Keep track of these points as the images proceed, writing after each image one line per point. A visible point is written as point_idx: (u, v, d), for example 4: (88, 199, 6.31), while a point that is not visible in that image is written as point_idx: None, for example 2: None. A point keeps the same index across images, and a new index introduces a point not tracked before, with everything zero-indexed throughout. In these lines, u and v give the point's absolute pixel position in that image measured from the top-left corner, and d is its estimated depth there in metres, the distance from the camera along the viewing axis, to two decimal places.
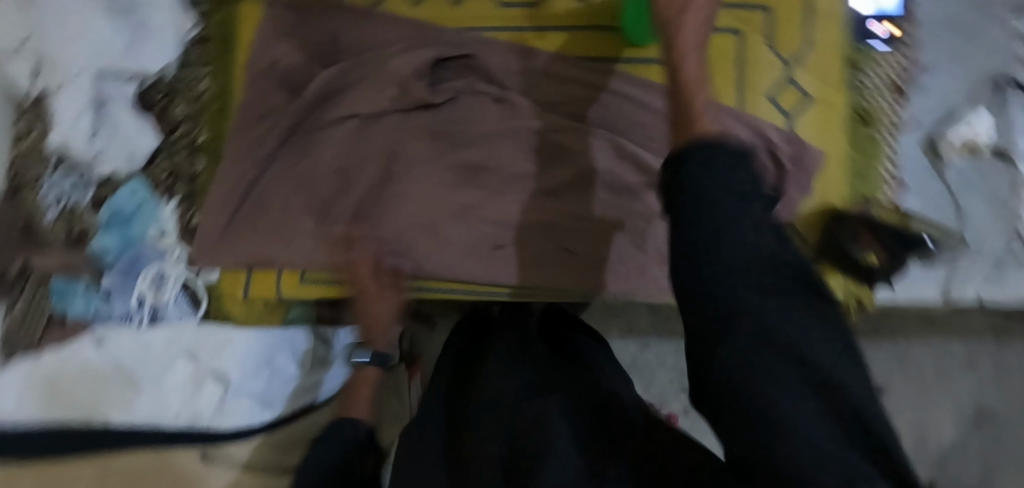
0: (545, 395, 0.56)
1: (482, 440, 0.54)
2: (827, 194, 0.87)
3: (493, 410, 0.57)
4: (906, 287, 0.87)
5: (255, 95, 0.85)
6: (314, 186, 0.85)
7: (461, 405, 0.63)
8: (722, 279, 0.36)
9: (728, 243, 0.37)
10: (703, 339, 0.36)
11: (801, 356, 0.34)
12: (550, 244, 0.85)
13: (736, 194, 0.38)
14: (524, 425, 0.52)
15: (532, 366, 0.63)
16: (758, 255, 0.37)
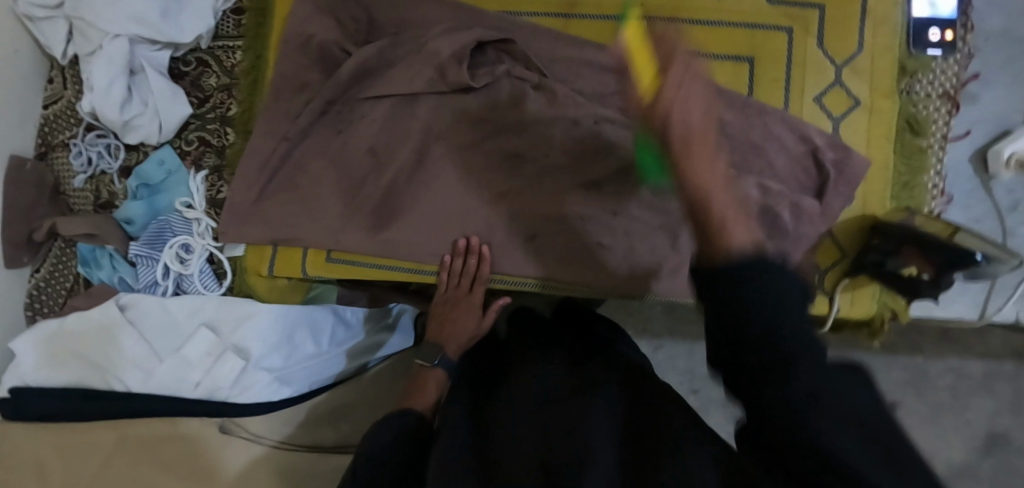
0: (565, 400, 0.54)
1: (516, 446, 0.50)
2: (868, 204, 0.76)
3: (528, 422, 0.52)
4: (949, 301, 0.77)
5: (292, 70, 0.83)
6: (347, 166, 0.82)
7: (487, 409, 0.58)
8: (742, 335, 0.38)
9: (751, 301, 0.37)
10: (741, 391, 0.39)
11: (848, 411, 0.35)
12: (580, 238, 0.78)
13: (783, 277, 0.38)
14: (559, 432, 0.50)
15: (558, 368, 0.61)
16: (771, 312, 0.37)
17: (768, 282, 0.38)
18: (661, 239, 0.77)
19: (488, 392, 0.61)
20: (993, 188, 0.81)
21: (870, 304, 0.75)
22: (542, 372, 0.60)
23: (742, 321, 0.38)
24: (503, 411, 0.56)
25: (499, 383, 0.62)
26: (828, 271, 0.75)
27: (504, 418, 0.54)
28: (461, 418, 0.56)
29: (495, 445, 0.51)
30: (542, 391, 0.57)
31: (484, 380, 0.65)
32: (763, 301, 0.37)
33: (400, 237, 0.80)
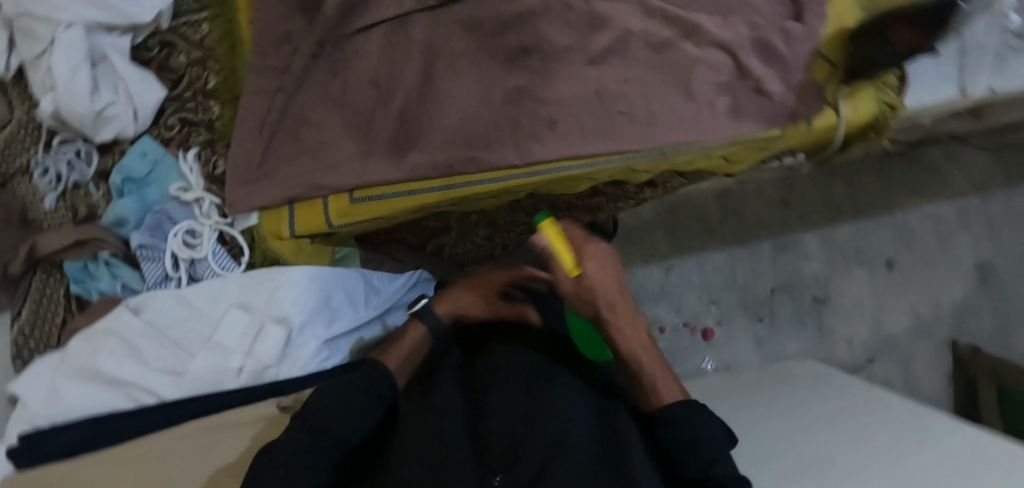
0: (546, 382, 0.73)
1: (499, 419, 0.68)
2: (841, 18, 0.81)
3: (511, 400, 0.71)
4: (922, 89, 0.83)
5: (273, 19, 0.81)
6: (349, 102, 0.80)
7: (475, 389, 0.76)
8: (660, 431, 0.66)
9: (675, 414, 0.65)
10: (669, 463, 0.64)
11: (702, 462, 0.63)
12: (603, 111, 0.79)
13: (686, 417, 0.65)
14: (536, 405, 0.68)
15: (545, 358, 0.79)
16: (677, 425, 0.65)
17: (699, 428, 0.64)
18: (676, 93, 0.80)
19: (471, 382, 0.77)
20: None
21: (869, 106, 0.82)
22: (520, 357, 0.78)
23: (661, 433, 0.66)
24: (488, 407, 0.71)
25: (479, 376, 0.78)
26: (824, 83, 0.82)
27: (491, 409, 0.71)
28: (453, 395, 0.73)
29: (483, 432, 0.68)
30: (522, 377, 0.74)
31: (475, 362, 0.81)
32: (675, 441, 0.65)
33: (423, 160, 0.78)
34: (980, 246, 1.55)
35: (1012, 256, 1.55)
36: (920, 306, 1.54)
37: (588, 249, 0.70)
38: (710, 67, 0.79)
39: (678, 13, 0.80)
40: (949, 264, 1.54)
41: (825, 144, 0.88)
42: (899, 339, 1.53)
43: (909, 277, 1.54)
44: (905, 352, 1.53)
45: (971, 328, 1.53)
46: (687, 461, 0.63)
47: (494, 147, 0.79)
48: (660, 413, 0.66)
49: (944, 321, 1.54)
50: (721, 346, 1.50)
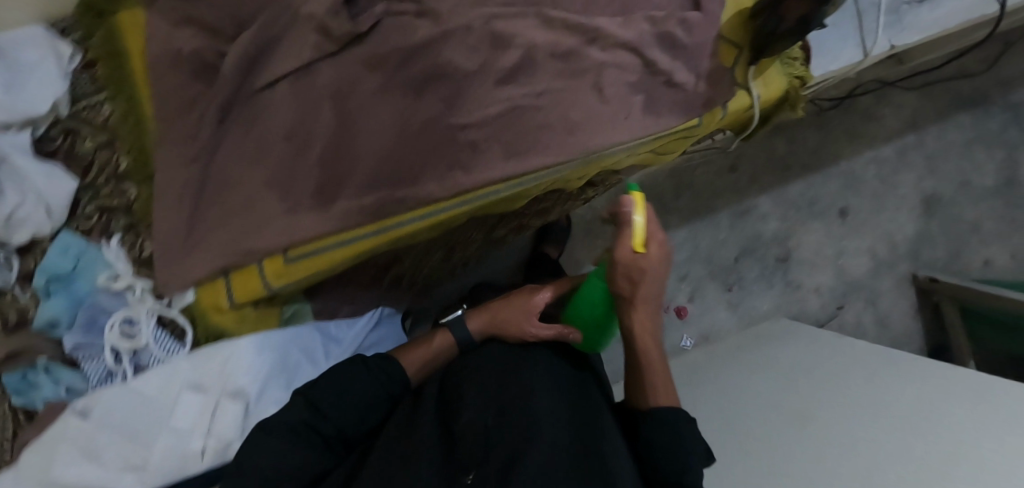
0: (523, 372, 0.72)
1: (471, 411, 0.66)
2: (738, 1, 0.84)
3: (486, 394, 0.69)
4: (829, 58, 0.86)
5: (173, 90, 0.79)
6: (267, 160, 0.79)
7: (451, 388, 0.74)
8: (651, 428, 0.69)
9: (665, 417, 0.69)
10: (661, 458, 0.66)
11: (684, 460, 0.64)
12: (522, 128, 0.79)
13: (674, 414, 0.69)
14: (512, 394, 0.67)
15: (531, 350, 0.78)
16: (666, 422, 0.68)
17: (677, 432, 0.67)
18: (590, 97, 0.80)
19: (447, 385, 0.76)
20: None
21: (780, 82, 0.84)
22: (498, 354, 0.78)
23: (643, 427, 0.70)
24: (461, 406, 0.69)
25: (456, 377, 0.77)
26: (733, 65, 0.83)
27: (461, 408, 0.68)
28: (428, 408, 0.71)
29: (456, 429, 0.65)
30: (499, 370, 0.73)
31: (455, 367, 0.79)
32: (656, 438, 0.68)
33: (349, 208, 0.78)
34: (925, 177, 1.59)
35: (957, 182, 1.60)
36: (877, 246, 1.58)
37: (655, 234, 0.65)
38: (619, 68, 0.80)
39: (579, 20, 0.80)
40: (900, 200, 1.59)
41: (744, 125, 0.90)
42: (863, 281, 1.58)
43: (864, 219, 1.59)
44: (871, 292, 1.58)
45: (929, 258, 1.59)
46: (665, 458, 0.65)
47: (420, 182, 0.78)
48: (652, 413, 0.70)
49: (901, 257, 1.59)
50: (696, 320, 1.53)
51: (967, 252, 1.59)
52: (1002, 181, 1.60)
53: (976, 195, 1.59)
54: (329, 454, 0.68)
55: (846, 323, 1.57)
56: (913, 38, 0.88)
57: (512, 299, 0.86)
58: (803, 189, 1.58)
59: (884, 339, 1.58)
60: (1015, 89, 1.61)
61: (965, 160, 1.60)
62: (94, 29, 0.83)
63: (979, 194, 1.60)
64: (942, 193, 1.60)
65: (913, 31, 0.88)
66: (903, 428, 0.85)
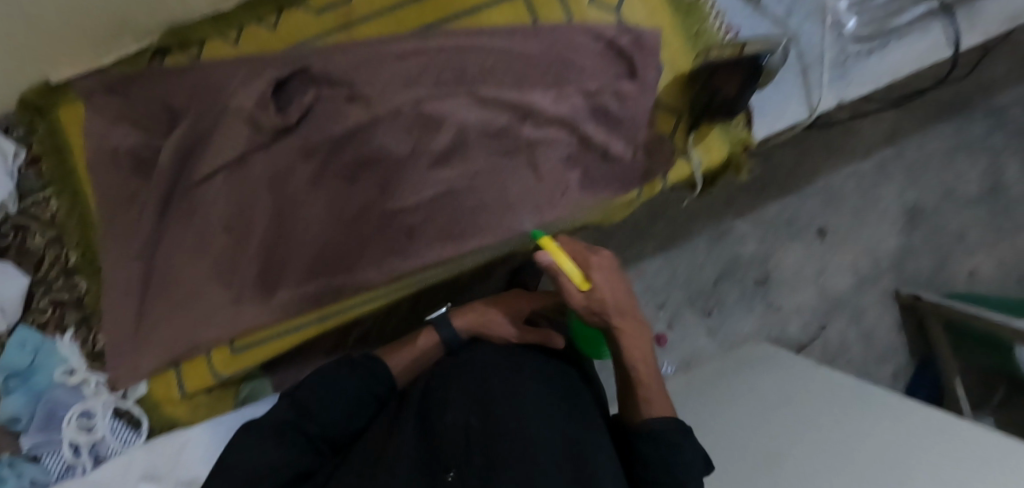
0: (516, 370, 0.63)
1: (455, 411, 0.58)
2: (676, 67, 0.82)
3: (472, 389, 0.61)
4: (776, 116, 0.85)
5: (114, 186, 0.81)
6: (207, 252, 0.80)
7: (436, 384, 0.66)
8: (648, 443, 0.58)
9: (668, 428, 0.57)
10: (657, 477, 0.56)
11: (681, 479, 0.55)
12: (457, 210, 0.79)
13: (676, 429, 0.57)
14: (498, 393, 0.58)
15: (525, 348, 0.70)
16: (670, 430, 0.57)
17: (666, 450, 0.56)
18: (526, 174, 0.79)
19: (426, 395, 0.64)
20: (764, 6, 0.84)
21: (722, 148, 0.83)
22: (489, 350, 0.69)
23: (638, 441, 0.59)
24: (444, 402, 0.60)
25: (447, 370, 0.68)
26: (672, 133, 0.82)
27: (445, 404, 0.60)
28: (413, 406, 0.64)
29: (436, 428, 0.57)
30: (489, 367, 0.64)
31: (444, 363, 0.69)
32: (651, 459, 0.57)
33: (293, 297, 0.80)
34: (906, 189, 1.55)
35: (940, 192, 1.56)
36: (859, 262, 1.55)
37: (594, 259, 0.57)
38: (553, 145, 0.79)
39: (511, 97, 0.79)
40: (880, 214, 1.55)
41: (689, 186, 0.89)
42: (847, 298, 1.55)
43: (845, 235, 1.54)
44: (853, 308, 1.56)
45: (912, 270, 1.56)
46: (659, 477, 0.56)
47: (358, 268, 0.80)
48: (646, 425, 0.58)
49: (883, 270, 1.56)
50: (675, 347, 1.50)
51: (951, 263, 1.57)
52: (986, 188, 1.56)
53: (959, 205, 1.56)
54: (317, 458, 0.63)
55: (829, 341, 1.55)
56: (862, 88, 0.87)
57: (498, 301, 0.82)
58: (783, 206, 1.51)
59: (869, 355, 1.56)
60: (998, 93, 1.56)
61: (948, 168, 1.55)
62: (36, 124, 0.84)
63: (960, 204, 1.56)
64: (924, 204, 1.56)
65: (860, 82, 0.87)
66: (903, 424, 0.83)
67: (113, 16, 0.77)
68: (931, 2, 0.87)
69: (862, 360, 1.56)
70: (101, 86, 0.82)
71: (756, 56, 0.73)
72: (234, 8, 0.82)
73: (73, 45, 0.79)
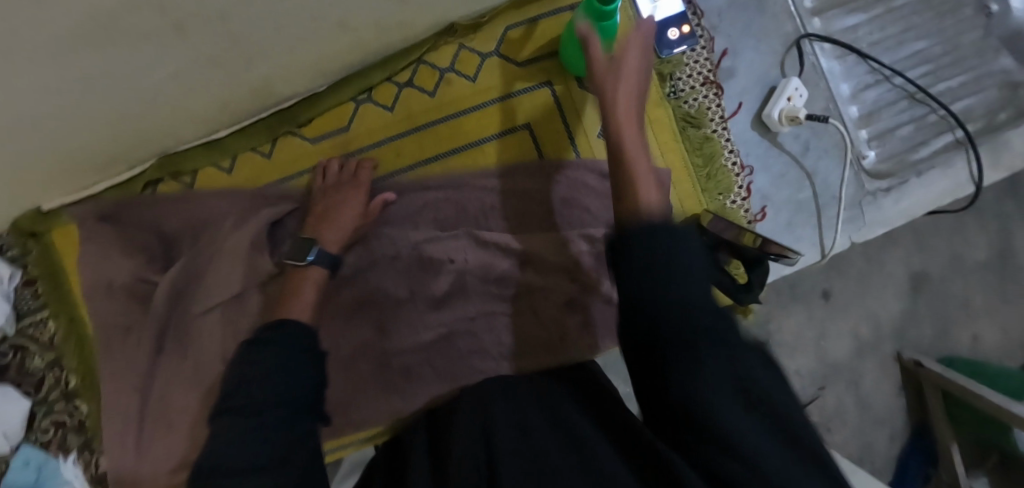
0: (519, 410, 0.56)
1: (456, 450, 0.51)
2: (686, 206, 0.79)
3: (472, 433, 0.53)
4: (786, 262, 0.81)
5: (111, 316, 0.81)
6: (204, 385, 0.80)
7: (439, 425, 0.58)
8: (648, 244, 0.40)
9: (679, 254, 0.39)
10: (663, 312, 0.37)
11: (701, 283, 0.38)
12: (455, 353, 0.79)
13: (688, 241, 0.40)
14: (501, 432, 0.52)
15: (520, 382, 0.63)
16: (687, 249, 0.39)
17: (665, 293, 0.37)
18: (525, 315, 0.79)
19: (436, 434, 0.58)
20: (781, 143, 0.81)
21: None
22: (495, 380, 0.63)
23: (626, 228, 0.43)
24: (446, 447, 0.53)
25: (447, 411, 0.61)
26: None
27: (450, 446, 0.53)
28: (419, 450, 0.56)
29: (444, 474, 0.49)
30: (495, 396, 0.58)
31: (447, 407, 0.62)
32: (645, 237, 0.40)
33: None
34: (910, 252, 1.37)
35: (945, 259, 1.37)
36: (860, 327, 1.35)
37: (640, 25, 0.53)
38: (551, 290, 0.78)
39: (511, 244, 0.77)
40: (886, 279, 1.36)
41: None
42: (844, 364, 1.34)
43: (845, 295, 1.36)
44: (853, 374, 1.35)
45: (913, 339, 1.36)
46: (649, 287, 0.38)
47: (358, 408, 0.80)
48: (627, 210, 0.45)
49: (885, 337, 1.36)
50: None
51: (952, 330, 1.37)
52: (994, 255, 1.37)
53: (967, 271, 1.37)
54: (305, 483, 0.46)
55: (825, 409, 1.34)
56: (878, 230, 0.83)
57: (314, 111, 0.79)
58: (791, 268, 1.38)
59: (868, 422, 1.35)
60: None
61: (956, 236, 1.37)
62: (30, 246, 0.83)
63: (970, 269, 1.37)
64: (929, 271, 1.38)
65: (876, 224, 0.83)
66: None
67: (106, 151, 0.74)
68: (955, 135, 0.84)
69: (860, 432, 1.35)
70: (92, 213, 0.80)
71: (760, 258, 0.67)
72: (227, 137, 0.79)
73: (69, 180, 0.77)
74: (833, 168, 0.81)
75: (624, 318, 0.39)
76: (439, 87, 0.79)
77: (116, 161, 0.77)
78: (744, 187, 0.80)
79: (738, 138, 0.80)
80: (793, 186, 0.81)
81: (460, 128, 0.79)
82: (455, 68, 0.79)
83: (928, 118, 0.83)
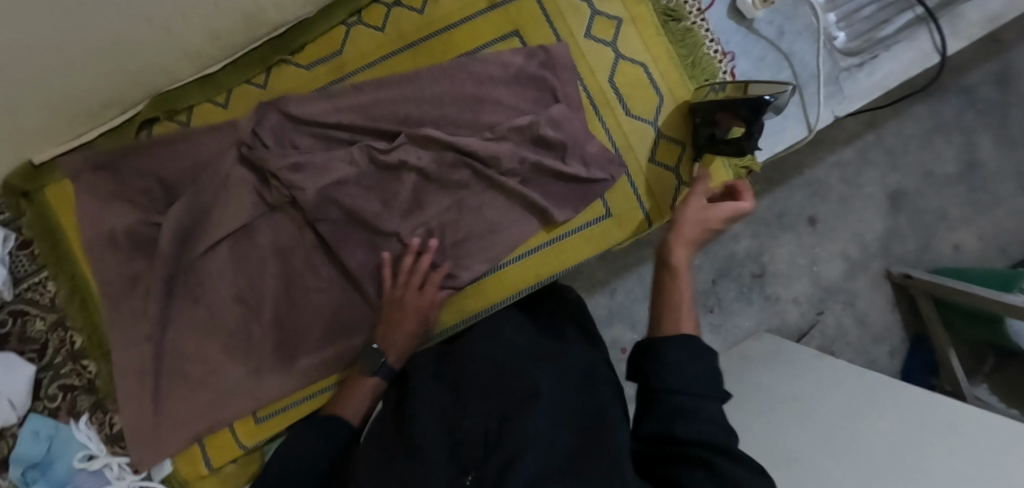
0: (528, 369, 0.59)
1: (471, 411, 0.53)
2: (676, 95, 0.83)
3: (485, 381, 0.58)
4: (774, 139, 0.86)
5: (115, 268, 0.79)
6: (221, 326, 0.80)
7: (449, 374, 0.62)
8: (679, 369, 0.53)
9: (697, 385, 0.52)
10: (673, 398, 0.51)
11: (704, 401, 0.51)
12: (471, 261, 0.80)
13: (706, 368, 0.54)
14: (513, 395, 0.54)
15: (524, 345, 0.65)
16: (703, 362, 0.54)
17: (676, 361, 0.54)
18: (535, 217, 0.81)
19: (443, 375, 0.63)
20: (757, 30, 0.85)
21: (723, 173, 0.84)
22: (506, 339, 0.66)
23: (656, 353, 0.55)
24: (464, 405, 0.55)
25: (455, 370, 0.62)
26: (677, 164, 0.83)
27: (462, 408, 0.54)
28: (432, 397, 0.59)
29: (457, 429, 0.52)
30: (509, 364, 0.60)
31: (454, 357, 0.64)
32: (676, 354, 0.54)
33: (314, 363, 0.81)
34: (887, 171, 1.39)
35: (919, 175, 1.39)
36: (849, 248, 1.38)
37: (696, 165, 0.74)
38: (556, 190, 0.80)
39: (510, 149, 0.78)
40: (868, 204, 1.39)
41: None
42: (839, 285, 1.38)
43: (831, 219, 1.37)
44: (848, 294, 1.38)
45: (898, 254, 1.40)
46: (677, 370, 0.53)
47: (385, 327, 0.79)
48: (658, 339, 0.56)
49: (872, 256, 1.39)
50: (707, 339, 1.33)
51: (935, 241, 1.40)
52: (963, 167, 1.39)
53: (940, 186, 1.38)
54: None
55: (827, 330, 1.37)
56: (859, 102, 0.88)
57: (291, 46, 0.80)
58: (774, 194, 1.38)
59: (867, 338, 1.39)
60: (969, 69, 1.39)
61: (926, 150, 1.38)
62: (22, 207, 0.81)
63: (942, 184, 1.39)
64: (906, 187, 1.39)
65: (857, 97, 0.88)
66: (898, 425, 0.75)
67: (100, 93, 0.74)
68: (916, 13, 0.88)
69: (861, 347, 1.39)
70: (87, 164, 0.79)
71: (750, 98, 0.68)
72: (220, 71, 0.80)
73: (61, 127, 0.76)
74: (807, 49, 0.86)
75: (651, 398, 0.53)
76: (426, 4, 0.81)
77: (111, 104, 0.77)
78: (727, 74, 0.84)
79: (717, 28, 0.84)
80: (772, 69, 0.86)
81: (451, 42, 0.81)
82: None
83: None
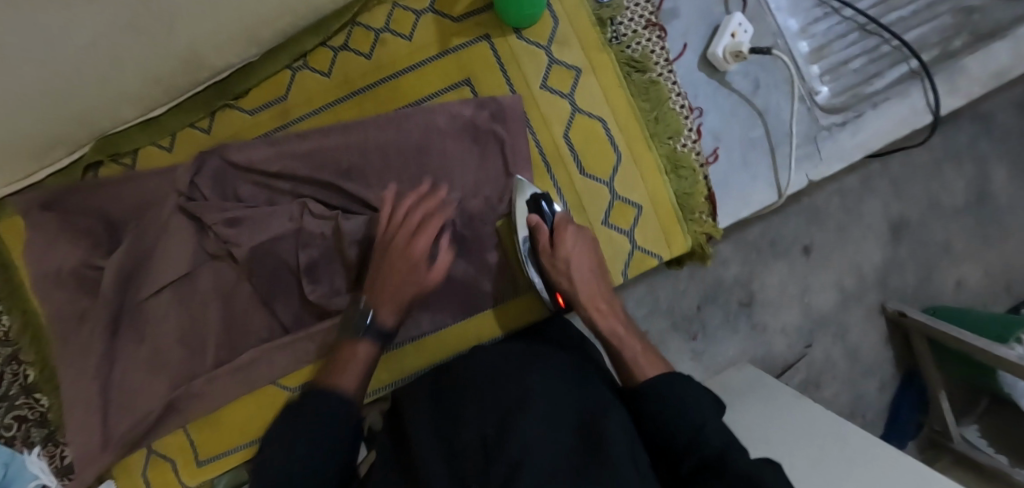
0: (521, 374, 0.57)
1: (463, 422, 0.52)
2: (635, 151, 0.78)
3: (478, 388, 0.56)
4: (745, 200, 0.82)
5: (56, 308, 0.78)
6: (164, 367, 0.79)
7: (443, 382, 0.61)
8: (675, 401, 0.56)
9: (693, 409, 0.55)
10: (676, 430, 0.54)
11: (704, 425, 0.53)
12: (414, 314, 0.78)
13: (697, 396, 0.57)
14: (509, 401, 0.53)
15: (518, 349, 0.64)
16: (692, 393, 0.57)
17: (667, 398, 0.56)
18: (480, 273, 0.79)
19: (439, 382, 0.62)
20: (729, 82, 0.82)
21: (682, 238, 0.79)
22: (498, 346, 0.65)
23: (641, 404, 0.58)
24: (457, 414, 0.54)
25: (449, 378, 0.61)
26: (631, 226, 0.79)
27: (459, 419, 0.53)
28: (422, 410, 0.57)
29: (455, 439, 0.51)
30: (500, 369, 0.59)
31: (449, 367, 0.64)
32: (668, 387, 0.57)
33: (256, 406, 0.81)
34: (890, 198, 1.22)
35: (926, 203, 1.22)
36: (846, 277, 1.19)
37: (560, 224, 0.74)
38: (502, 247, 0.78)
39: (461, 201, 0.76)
40: (866, 229, 1.20)
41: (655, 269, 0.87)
42: (833, 317, 1.18)
43: (827, 248, 1.17)
44: (840, 325, 1.19)
45: (897, 286, 1.22)
46: (673, 400, 0.56)
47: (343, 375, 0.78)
48: (641, 387, 0.59)
49: (869, 286, 1.21)
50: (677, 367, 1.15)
51: (938, 275, 1.24)
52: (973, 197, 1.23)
53: (949, 216, 1.23)
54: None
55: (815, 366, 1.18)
56: (837, 162, 0.84)
57: (237, 89, 0.78)
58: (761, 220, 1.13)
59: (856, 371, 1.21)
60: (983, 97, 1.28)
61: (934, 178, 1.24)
62: None
63: (949, 214, 1.23)
64: (908, 215, 1.23)
65: (835, 155, 0.84)
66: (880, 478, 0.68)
67: (42, 135, 0.72)
68: (910, 65, 0.85)
69: (850, 380, 1.20)
70: (36, 202, 0.77)
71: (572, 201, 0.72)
72: (164, 114, 0.78)
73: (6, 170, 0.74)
74: (781, 103, 0.82)
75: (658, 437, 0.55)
76: (374, 48, 0.78)
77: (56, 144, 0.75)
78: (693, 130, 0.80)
79: (684, 81, 0.81)
80: (741, 126, 0.82)
81: (400, 88, 0.78)
82: (390, 27, 0.78)
83: (880, 47, 0.85)
